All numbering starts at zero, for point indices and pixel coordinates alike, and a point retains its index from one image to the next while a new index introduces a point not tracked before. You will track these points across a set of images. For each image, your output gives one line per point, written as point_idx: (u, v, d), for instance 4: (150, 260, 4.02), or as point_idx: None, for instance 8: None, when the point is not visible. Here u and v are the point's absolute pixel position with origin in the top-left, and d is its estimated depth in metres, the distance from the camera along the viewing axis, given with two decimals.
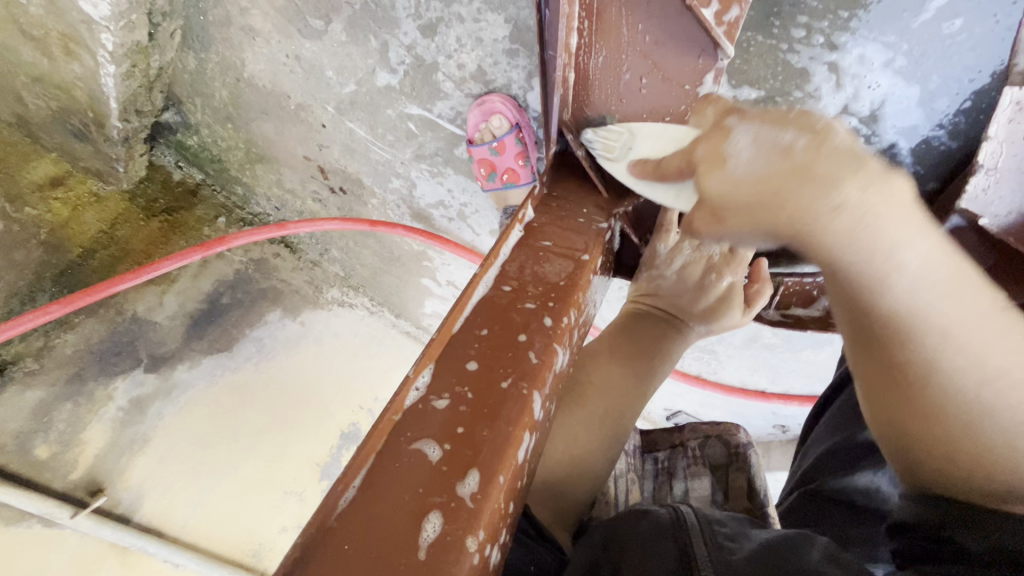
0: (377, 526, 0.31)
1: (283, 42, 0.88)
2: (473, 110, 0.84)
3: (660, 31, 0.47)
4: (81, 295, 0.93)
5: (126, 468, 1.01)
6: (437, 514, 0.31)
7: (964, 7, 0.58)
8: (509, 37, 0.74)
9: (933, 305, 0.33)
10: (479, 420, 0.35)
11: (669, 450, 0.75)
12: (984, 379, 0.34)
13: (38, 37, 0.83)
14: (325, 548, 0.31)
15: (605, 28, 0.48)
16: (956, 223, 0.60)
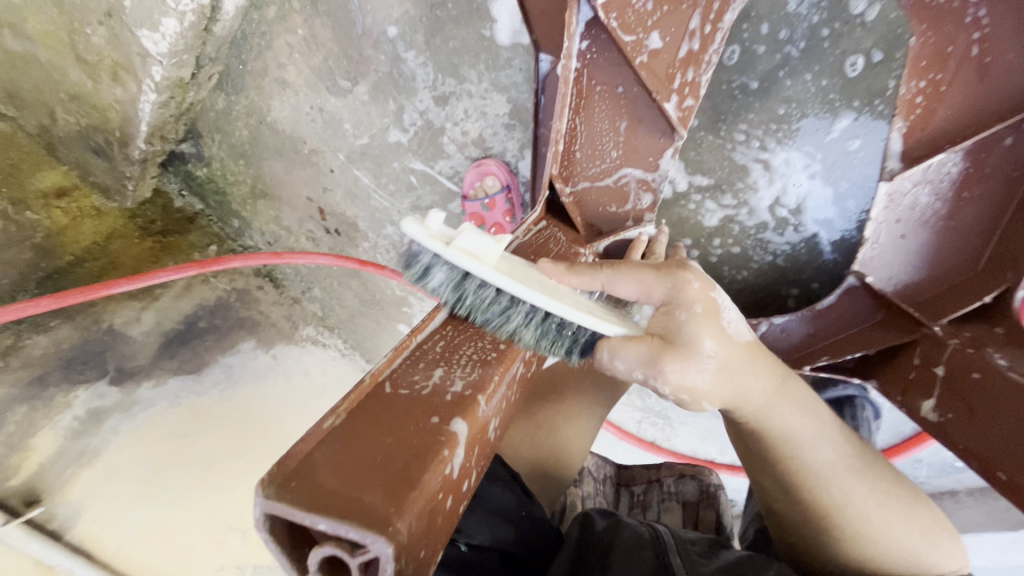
0: (418, 387, 0.45)
1: (310, 95, 1.00)
2: (471, 170, 0.97)
3: (631, 114, 0.61)
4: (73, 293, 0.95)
5: (69, 481, 0.97)
6: (456, 381, 0.46)
7: (860, 131, 0.76)
8: (509, 113, 0.90)
9: (829, 458, 0.56)
10: (482, 350, 0.51)
11: (646, 485, 0.84)
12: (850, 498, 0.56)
13: (90, 61, 0.93)
14: (370, 400, 0.43)
15: (590, 106, 0.61)
16: (852, 283, 0.74)
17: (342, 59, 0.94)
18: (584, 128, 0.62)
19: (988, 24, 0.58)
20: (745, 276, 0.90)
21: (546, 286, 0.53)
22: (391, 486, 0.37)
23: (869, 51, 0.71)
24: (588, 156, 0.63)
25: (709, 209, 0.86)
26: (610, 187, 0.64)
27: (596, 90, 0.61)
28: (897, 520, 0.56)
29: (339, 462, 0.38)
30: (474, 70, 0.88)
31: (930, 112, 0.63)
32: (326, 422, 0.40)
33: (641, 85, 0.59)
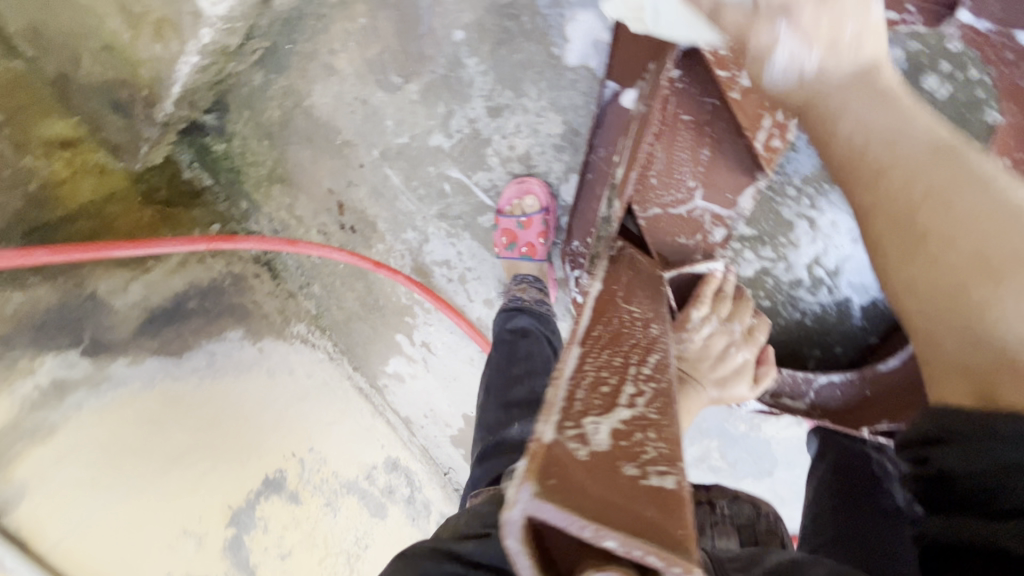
0: (604, 380, 0.39)
1: (356, 86, 0.97)
2: (510, 186, 0.95)
3: (715, 147, 0.61)
4: (73, 249, 0.91)
5: (15, 459, 0.87)
6: (642, 360, 0.43)
7: None
8: (562, 135, 0.89)
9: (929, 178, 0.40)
10: (634, 327, 0.47)
11: (691, 504, 0.65)
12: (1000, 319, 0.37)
13: (133, 12, 0.87)
14: (571, 404, 0.36)
15: (672, 135, 0.60)
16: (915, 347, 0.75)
17: (400, 55, 0.92)
18: (663, 156, 0.61)
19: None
20: (769, 331, 0.89)
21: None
22: (663, 499, 0.31)
23: None
24: (663, 184, 0.63)
25: (746, 258, 0.86)
26: (683, 216, 0.64)
27: (681, 116, 0.60)
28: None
29: (596, 461, 0.32)
30: (535, 86, 0.87)
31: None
32: (549, 442, 0.33)
33: (730, 119, 0.59)
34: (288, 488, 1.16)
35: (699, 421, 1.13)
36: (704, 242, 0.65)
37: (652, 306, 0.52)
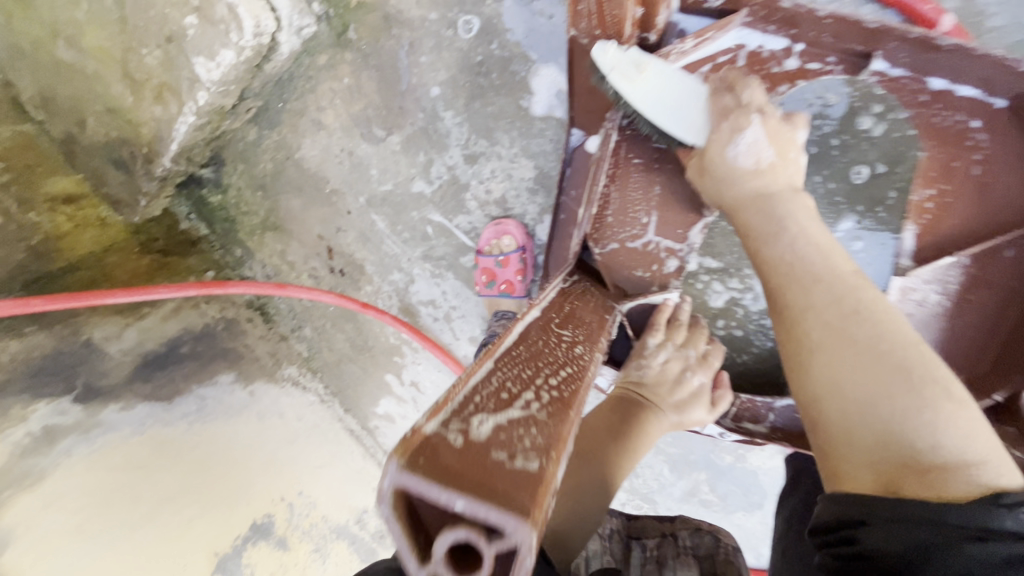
0: (508, 383, 0.42)
1: (343, 138, 1.04)
2: (488, 228, 1.00)
3: (665, 187, 0.67)
4: (66, 297, 0.94)
5: (3, 505, 0.87)
6: (558, 374, 0.46)
7: (862, 234, 0.81)
8: (534, 178, 0.95)
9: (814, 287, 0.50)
10: (558, 348, 0.51)
11: (658, 539, 0.67)
12: (844, 398, 0.45)
13: (137, 80, 0.96)
14: (467, 400, 0.38)
15: (623, 176, 0.67)
16: None
17: (382, 110, 0.99)
18: (616, 193, 0.68)
19: (989, 147, 0.64)
20: (744, 360, 0.92)
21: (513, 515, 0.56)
22: (525, 480, 0.33)
23: (873, 163, 0.78)
24: (619, 221, 0.68)
25: (715, 290, 0.91)
26: (639, 250, 0.68)
27: (633, 160, 0.67)
28: (883, 420, 0.43)
29: (471, 445, 0.35)
30: (507, 135, 0.93)
31: (941, 219, 0.68)
32: (430, 432, 0.34)
33: (677, 163, 0.66)
34: (276, 533, 1.16)
35: (686, 453, 1.14)
36: (660, 273, 0.69)
37: (585, 334, 0.56)
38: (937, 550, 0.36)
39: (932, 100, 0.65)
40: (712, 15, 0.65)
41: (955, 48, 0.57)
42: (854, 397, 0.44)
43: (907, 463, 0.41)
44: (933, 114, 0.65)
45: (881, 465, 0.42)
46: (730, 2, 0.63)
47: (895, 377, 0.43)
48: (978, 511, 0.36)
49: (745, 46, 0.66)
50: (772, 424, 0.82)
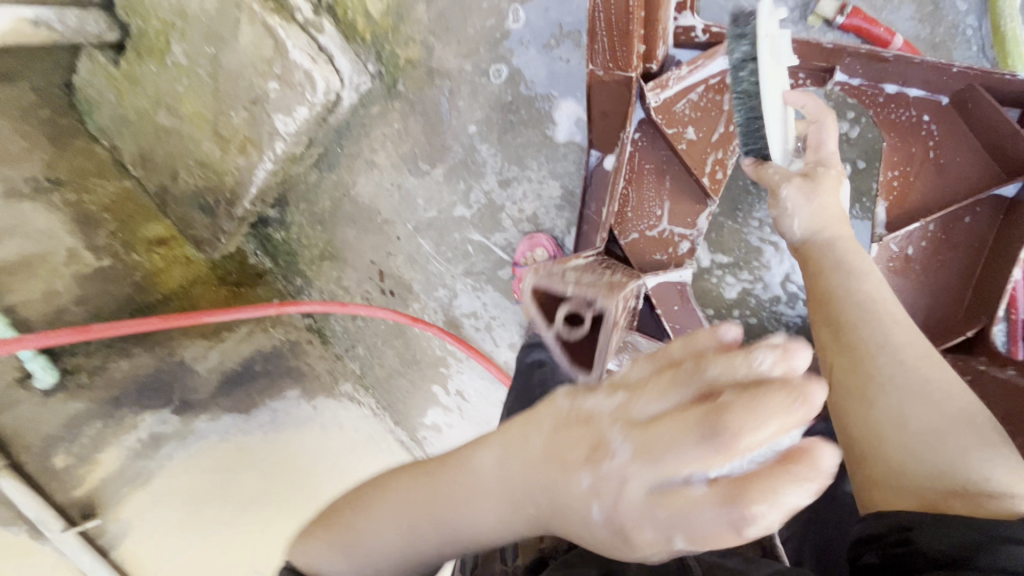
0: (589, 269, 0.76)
1: (393, 175, 1.20)
2: (523, 242, 1.14)
3: (673, 183, 0.84)
4: (179, 317, 1.11)
5: (121, 501, 1.04)
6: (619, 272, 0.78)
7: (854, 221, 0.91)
8: (561, 195, 1.09)
9: (891, 331, 0.64)
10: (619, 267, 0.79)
11: None
12: (906, 427, 0.57)
13: (224, 137, 1.15)
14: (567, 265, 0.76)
15: (641, 176, 0.84)
16: None
17: (427, 148, 1.16)
18: (634, 191, 0.84)
19: (938, 135, 0.81)
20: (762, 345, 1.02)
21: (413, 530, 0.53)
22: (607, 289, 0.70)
23: (853, 161, 0.90)
24: (638, 214, 0.84)
25: (729, 282, 1.02)
26: (655, 235, 0.84)
27: (646, 166, 0.84)
28: (937, 448, 0.55)
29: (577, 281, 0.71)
30: (536, 160, 1.09)
31: (907, 194, 0.83)
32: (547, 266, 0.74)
33: (683, 166, 0.83)
34: None
35: None
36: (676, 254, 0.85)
37: (627, 272, 0.79)
38: (982, 547, 0.42)
39: (887, 101, 0.82)
40: (701, 47, 0.82)
41: (898, 57, 0.76)
42: (915, 425, 0.57)
43: (954, 488, 0.52)
44: (890, 111, 0.82)
45: (931, 480, 0.54)
46: (715, 36, 0.80)
47: (955, 420, 0.56)
48: None
49: None
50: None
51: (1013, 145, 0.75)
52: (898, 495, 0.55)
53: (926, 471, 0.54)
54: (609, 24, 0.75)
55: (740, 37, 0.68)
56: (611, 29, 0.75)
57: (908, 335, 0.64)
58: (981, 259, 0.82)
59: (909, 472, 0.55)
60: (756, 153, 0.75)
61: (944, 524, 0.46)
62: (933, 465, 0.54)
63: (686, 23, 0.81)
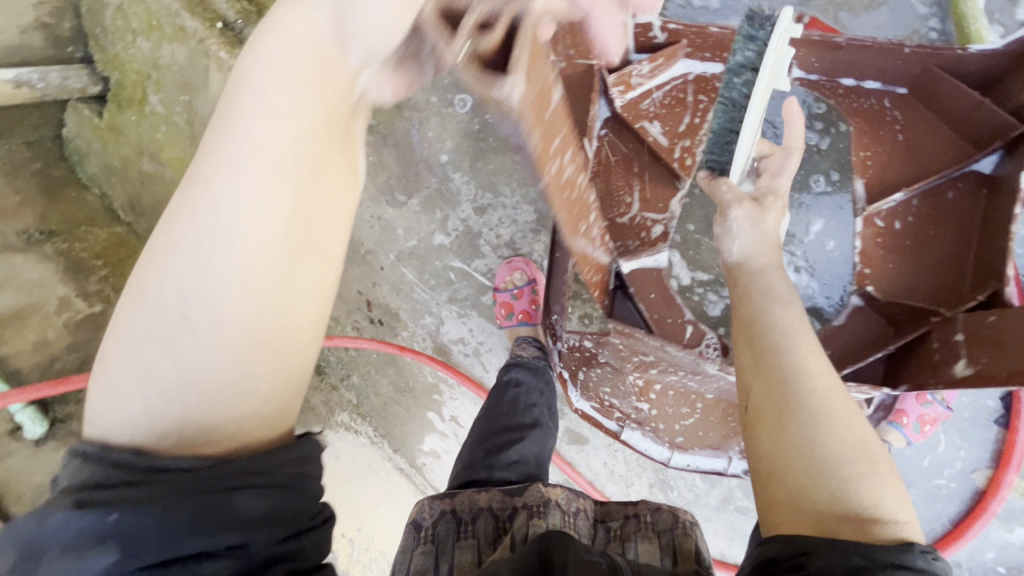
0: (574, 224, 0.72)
1: (372, 207, 1.20)
2: (502, 267, 1.14)
3: (642, 169, 0.90)
4: None
5: None
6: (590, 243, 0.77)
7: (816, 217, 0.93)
8: (535, 220, 1.11)
9: (804, 359, 0.61)
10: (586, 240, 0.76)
11: (622, 519, 0.77)
12: (812, 453, 0.54)
13: None
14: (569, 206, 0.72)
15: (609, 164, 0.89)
16: (858, 303, 0.87)
17: (402, 178, 1.16)
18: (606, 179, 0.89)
19: (903, 120, 0.85)
20: None
21: (213, 352, 0.45)
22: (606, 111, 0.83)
23: (826, 172, 0.92)
24: (609, 202, 0.88)
25: (711, 300, 0.99)
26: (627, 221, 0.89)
27: (614, 158, 0.90)
28: (836, 476, 0.53)
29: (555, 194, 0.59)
30: (508, 187, 1.11)
31: (880, 171, 0.85)
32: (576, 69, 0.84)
33: (649, 155, 0.89)
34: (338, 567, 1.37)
35: None
36: (649, 240, 0.88)
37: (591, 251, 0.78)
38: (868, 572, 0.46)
39: (848, 91, 0.88)
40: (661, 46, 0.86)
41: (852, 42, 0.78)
42: (819, 452, 0.54)
43: (847, 514, 0.51)
44: (851, 101, 0.88)
45: (828, 509, 0.51)
46: (672, 37, 0.85)
47: (850, 446, 0.54)
48: (899, 552, 0.47)
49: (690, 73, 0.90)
50: None
51: (980, 118, 0.76)
52: (797, 526, 0.52)
53: (823, 498, 0.52)
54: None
55: (749, 39, 0.69)
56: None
57: (819, 363, 0.61)
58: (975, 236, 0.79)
59: (808, 502, 0.52)
60: (713, 166, 0.78)
61: (840, 549, 0.47)
62: (833, 492, 0.52)
63: (643, 22, 0.84)
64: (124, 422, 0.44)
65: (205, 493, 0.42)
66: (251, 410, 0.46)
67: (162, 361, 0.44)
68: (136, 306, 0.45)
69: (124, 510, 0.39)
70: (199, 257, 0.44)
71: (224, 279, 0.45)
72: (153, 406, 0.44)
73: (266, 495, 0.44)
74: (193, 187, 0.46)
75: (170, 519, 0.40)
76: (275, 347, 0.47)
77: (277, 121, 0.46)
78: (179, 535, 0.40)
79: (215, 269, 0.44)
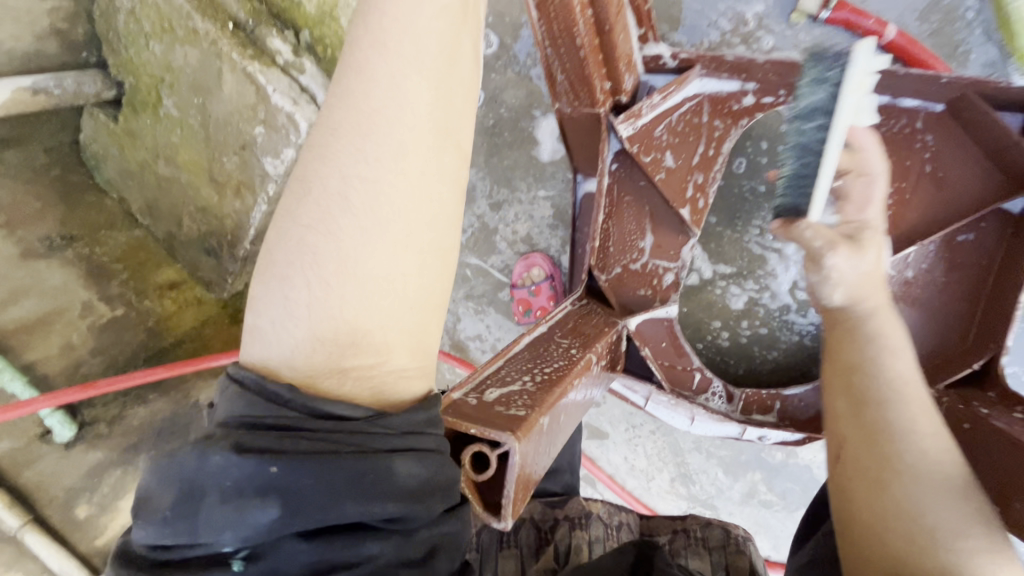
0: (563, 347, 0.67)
1: None
2: (519, 263, 1.12)
3: (655, 206, 0.80)
4: (183, 364, 1.08)
5: None
6: (585, 332, 0.70)
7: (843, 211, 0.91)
8: (553, 215, 1.08)
9: (917, 415, 0.53)
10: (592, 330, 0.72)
11: (670, 534, 0.76)
12: (918, 516, 0.49)
13: (221, 182, 1.17)
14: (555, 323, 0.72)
15: (619, 214, 0.79)
16: None
17: None
18: (615, 225, 0.79)
19: (934, 146, 0.75)
20: (775, 355, 0.98)
21: (361, 256, 0.49)
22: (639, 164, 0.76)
23: None
24: (620, 250, 0.79)
25: (733, 293, 0.98)
26: (639, 268, 0.80)
27: (625, 199, 0.80)
28: (947, 540, 0.47)
29: (487, 407, 0.55)
30: (524, 182, 1.08)
31: (902, 214, 0.78)
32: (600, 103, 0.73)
33: (662, 198, 0.80)
34: None
35: (737, 454, 1.18)
36: (660, 288, 0.81)
37: (591, 338, 0.69)
38: None
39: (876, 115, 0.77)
40: (673, 73, 0.77)
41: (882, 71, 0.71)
42: (928, 519, 0.48)
43: None
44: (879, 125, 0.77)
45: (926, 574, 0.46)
46: (686, 61, 0.75)
47: (959, 504, 0.49)
48: None
49: (708, 90, 0.77)
50: (778, 413, 0.83)
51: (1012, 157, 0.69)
52: None
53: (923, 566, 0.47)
54: (565, 69, 0.71)
55: (821, 78, 0.56)
56: (566, 68, 0.71)
57: (931, 419, 0.53)
58: (986, 288, 0.76)
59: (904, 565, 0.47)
60: (782, 208, 0.60)
61: None
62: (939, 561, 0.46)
63: (651, 52, 0.76)
64: (284, 347, 0.49)
65: (364, 457, 0.43)
66: (394, 322, 0.50)
67: (314, 298, 0.49)
68: (293, 253, 0.50)
69: (283, 464, 0.41)
70: (350, 190, 0.49)
71: (378, 242, 0.49)
72: (309, 337, 0.49)
73: (422, 462, 0.46)
74: (334, 150, 0.50)
75: (325, 484, 0.42)
76: (422, 254, 0.51)
77: (414, 79, 0.49)
78: (332, 500, 0.42)
79: (365, 201, 0.49)
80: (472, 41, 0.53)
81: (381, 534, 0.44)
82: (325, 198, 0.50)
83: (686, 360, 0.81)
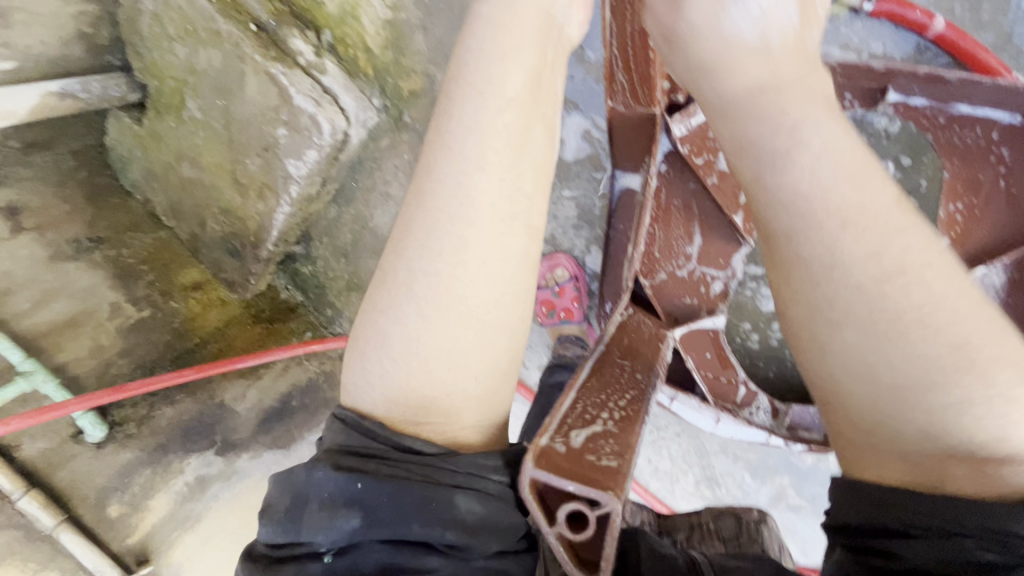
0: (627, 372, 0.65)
1: None
2: (542, 263, 1.11)
3: (706, 217, 0.84)
4: (211, 366, 1.09)
5: (173, 544, 1.05)
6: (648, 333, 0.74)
7: None
8: (577, 215, 1.06)
9: (842, 254, 0.47)
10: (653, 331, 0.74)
11: (687, 530, 0.73)
12: (892, 390, 0.46)
13: (244, 184, 1.17)
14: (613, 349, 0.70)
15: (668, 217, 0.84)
16: None
17: None
18: (661, 231, 0.84)
19: (1010, 161, 0.79)
20: None
21: (446, 323, 0.54)
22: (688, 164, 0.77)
23: (897, 156, 0.90)
24: (667, 257, 0.85)
25: (764, 294, 0.95)
26: (686, 277, 0.86)
27: (674, 203, 0.84)
28: (925, 405, 0.45)
29: (573, 453, 0.51)
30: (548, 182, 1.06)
31: (971, 229, 0.82)
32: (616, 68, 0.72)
33: (713, 203, 0.83)
34: None
35: (765, 458, 1.16)
36: (709, 298, 0.87)
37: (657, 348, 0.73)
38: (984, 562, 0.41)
39: (950, 122, 0.80)
40: None
41: (963, 80, 0.72)
42: (896, 380, 0.45)
43: (945, 454, 0.45)
44: (951, 133, 0.81)
45: (916, 450, 0.45)
46: None
47: (919, 350, 0.45)
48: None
49: None
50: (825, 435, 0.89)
51: None
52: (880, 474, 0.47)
53: (908, 441, 0.46)
54: (628, 69, 0.71)
55: None
56: (631, 69, 0.70)
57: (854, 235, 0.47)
58: None
59: (888, 444, 0.47)
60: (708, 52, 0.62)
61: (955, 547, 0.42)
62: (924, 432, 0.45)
63: None
64: (371, 399, 0.55)
65: (431, 487, 0.49)
66: (467, 392, 0.55)
67: (399, 364, 0.54)
68: (383, 314, 0.55)
69: (366, 481, 0.49)
70: (418, 283, 0.54)
71: (455, 305, 0.54)
72: (387, 398, 0.54)
73: (482, 501, 0.50)
74: (416, 225, 0.55)
75: (400, 501, 0.48)
76: (485, 333, 0.55)
77: (488, 139, 0.55)
78: (399, 514, 0.48)
79: (430, 293, 0.54)
80: (542, 130, 0.58)
81: (447, 555, 0.49)
82: (412, 265, 0.55)
83: (729, 373, 0.91)
